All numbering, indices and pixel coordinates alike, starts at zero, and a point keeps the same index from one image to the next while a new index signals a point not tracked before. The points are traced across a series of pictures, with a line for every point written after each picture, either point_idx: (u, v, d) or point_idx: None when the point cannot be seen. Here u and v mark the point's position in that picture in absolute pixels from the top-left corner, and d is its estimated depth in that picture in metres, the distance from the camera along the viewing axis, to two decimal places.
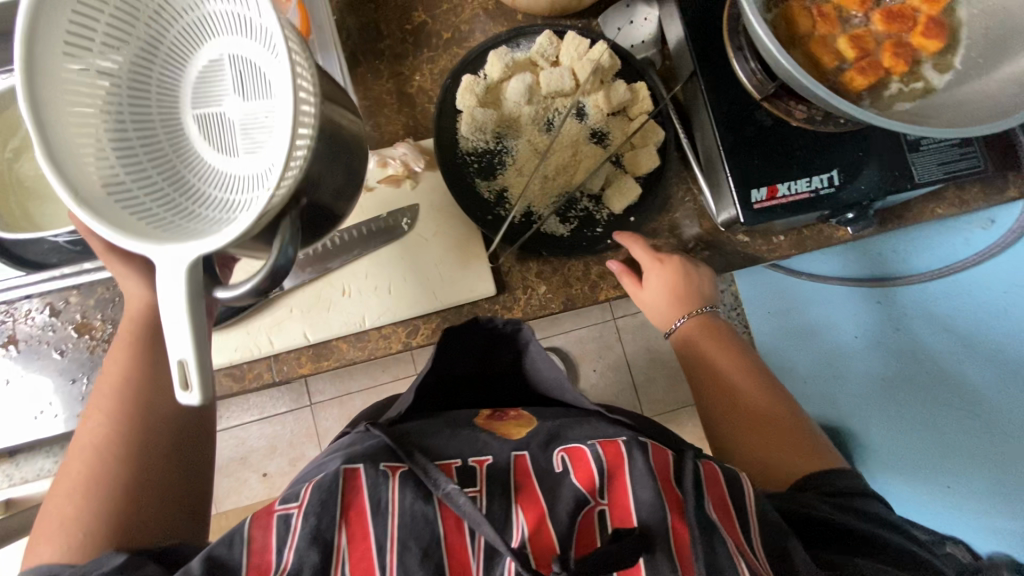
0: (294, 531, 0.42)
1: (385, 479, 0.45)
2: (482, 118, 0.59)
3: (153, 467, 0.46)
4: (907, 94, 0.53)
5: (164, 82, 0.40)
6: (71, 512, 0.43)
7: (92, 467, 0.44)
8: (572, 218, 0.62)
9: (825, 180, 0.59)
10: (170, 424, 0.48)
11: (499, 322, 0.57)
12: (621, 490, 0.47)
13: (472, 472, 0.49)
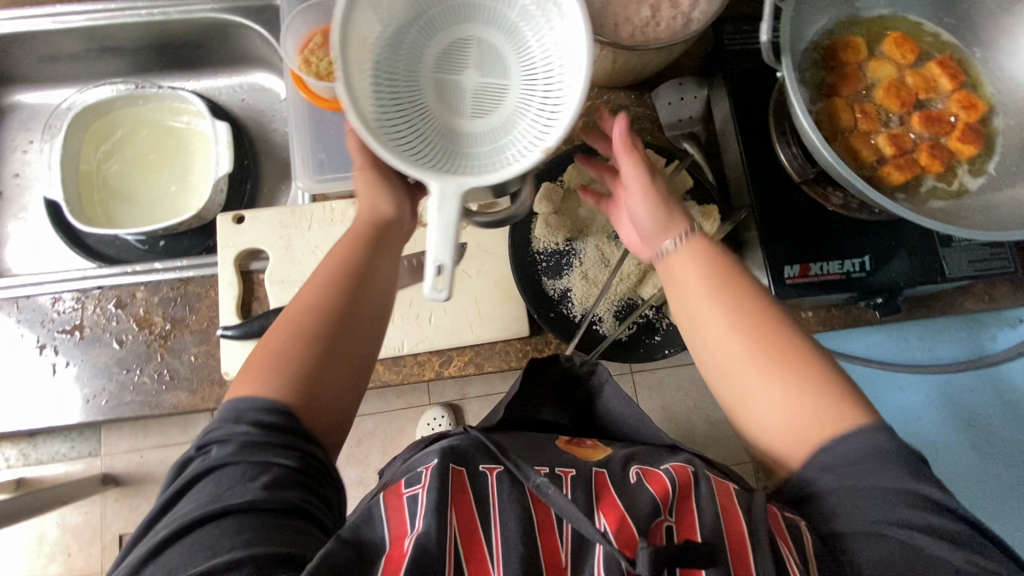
0: (421, 507, 0.45)
1: (484, 476, 0.49)
2: (555, 223, 0.66)
3: (338, 382, 0.43)
4: (941, 192, 0.56)
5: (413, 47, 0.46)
6: (273, 361, 0.42)
7: (293, 326, 0.43)
8: (632, 323, 0.65)
9: (856, 265, 0.61)
10: (366, 331, 0.45)
11: (575, 361, 0.61)
12: (689, 510, 0.47)
13: (558, 478, 0.50)
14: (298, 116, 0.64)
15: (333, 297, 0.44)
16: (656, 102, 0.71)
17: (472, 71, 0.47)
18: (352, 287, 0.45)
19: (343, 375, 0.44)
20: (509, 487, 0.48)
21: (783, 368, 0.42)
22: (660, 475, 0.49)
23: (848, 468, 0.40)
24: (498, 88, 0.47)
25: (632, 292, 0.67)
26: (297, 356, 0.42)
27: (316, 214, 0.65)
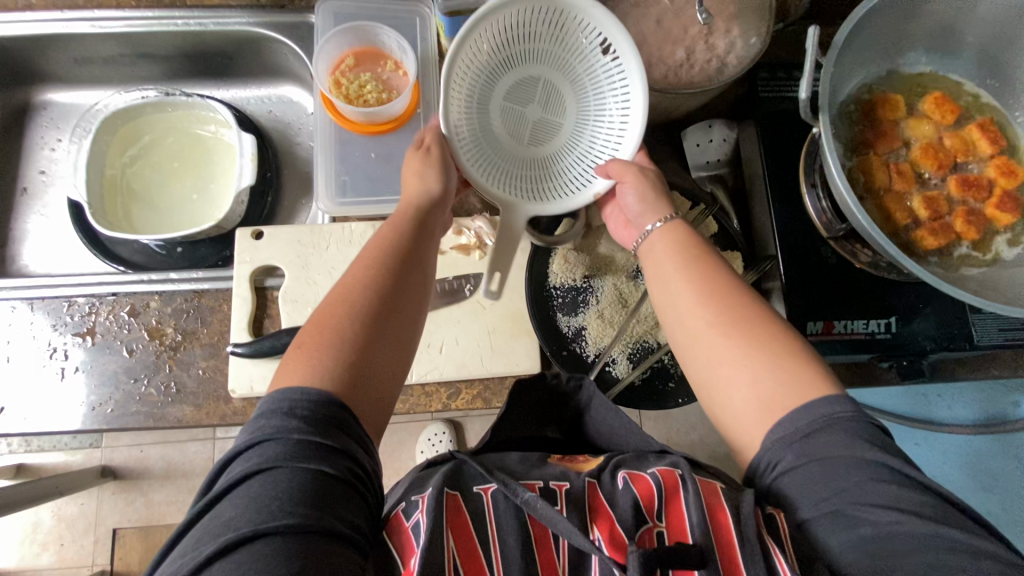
0: (421, 531, 0.41)
1: (479, 497, 0.45)
2: (574, 260, 0.65)
3: (382, 353, 0.44)
4: (974, 260, 0.55)
5: (488, 66, 0.57)
6: (322, 342, 0.42)
7: (341, 314, 0.43)
8: (647, 368, 0.64)
9: (881, 325, 0.60)
10: (407, 308, 0.47)
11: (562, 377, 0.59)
12: (677, 512, 0.43)
13: (551, 493, 0.45)
14: (324, 137, 0.64)
15: (380, 274, 0.47)
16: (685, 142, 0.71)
17: (543, 107, 0.60)
18: (396, 266, 0.48)
19: (389, 349, 0.44)
20: (502, 505, 0.44)
21: (738, 329, 0.45)
22: (645, 478, 0.45)
23: (801, 437, 0.40)
24: (554, 125, 0.60)
25: (648, 334, 0.66)
26: (345, 338, 0.42)
27: (334, 234, 0.64)
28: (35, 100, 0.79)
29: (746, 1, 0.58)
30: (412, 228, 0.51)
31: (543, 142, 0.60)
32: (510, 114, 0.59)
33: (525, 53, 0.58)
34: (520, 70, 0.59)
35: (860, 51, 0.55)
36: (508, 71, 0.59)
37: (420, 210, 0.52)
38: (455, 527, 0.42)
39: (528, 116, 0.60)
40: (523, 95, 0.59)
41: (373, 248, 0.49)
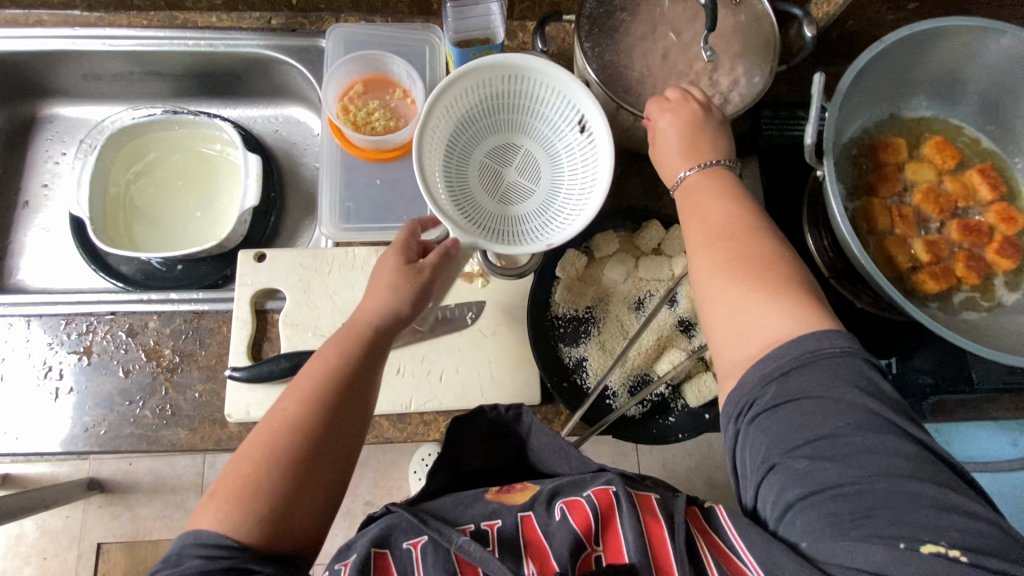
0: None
1: (409, 549, 0.47)
2: (577, 290, 0.65)
3: (323, 454, 0.45)
4: (975, 304, 0.55)
5: (464, 126, 0.59)
6: (240, 488, 0.42)
7: (269, 445, 0.44)
8: (646, 401, 0.64)
9: (881, 365, 0.60)
10: (343, 420, 0.47)
11: (500, 408, 0.58)
12: (612, 539, 0.46)
13: (484, 534, 0.49)
14: (330, 163, 0.64)
15: (311, 404, 0.46)
16: None
17: (514, 169, 0.62)
18: (340, 393, 0.47)
19: (333, 448, 0.45)
20: (432, 554, 0.46)
21: (734, 266, 0.45)
22: (581, 504, 0.48)
23: (781, 374, 0.40)
24: (527, 185, 0.61)
25: (648, 367, 0.65)
26: (267, 470, 0.43)
27: (336, 259, 0.64)
28: (41, 113, 0.79)
29: (750, 41, 0.59)
30: (363, 349, 0.49)
31: (514, 200, 0.61)
32: (484, 173, 0.61)
33: (486, 125, 0.60)
34: (483, 141, 0.61)
35: (864, 96, 0.56)
36: (475, 144, 0.61)
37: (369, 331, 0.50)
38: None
39: (503, 175, 0.61)
40: (498, 157, 0.61)
41: (314, 372, 0.48)
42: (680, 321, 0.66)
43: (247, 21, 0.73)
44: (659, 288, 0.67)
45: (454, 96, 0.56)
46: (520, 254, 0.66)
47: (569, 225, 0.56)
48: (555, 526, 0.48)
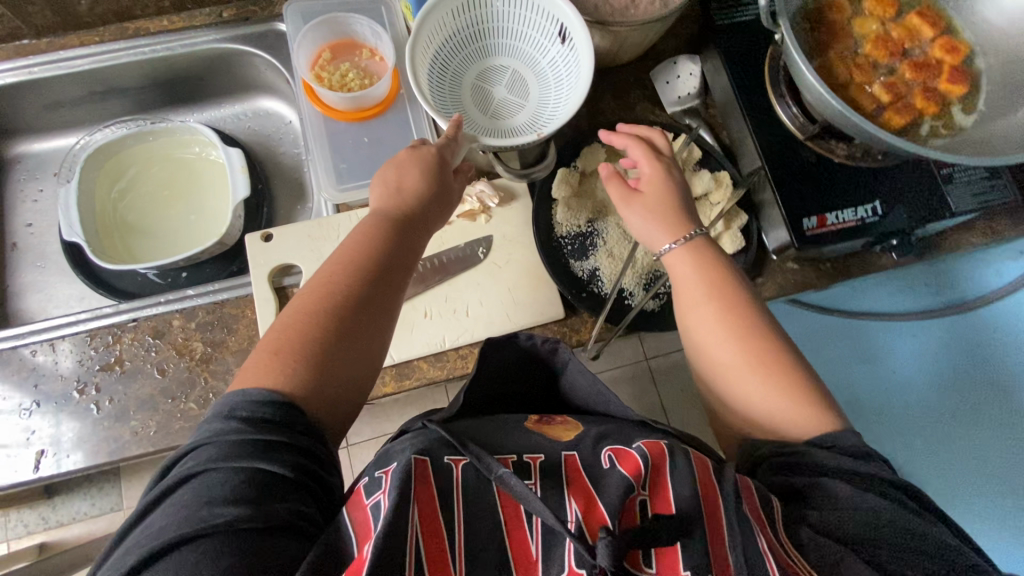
0: (381, 516, 0.39)
1: (450, 469, 0.44)
2: (576, 206, 0.68)
3: (366, 325, 0.49)
4: (939, 131, 0.60)
5: (452, 54, 0.64)
6: (286, 350, 0.45)
7: (310, 319, 0.47)
8: (662, 294, 0.67)
9: (869, 210, 0.64)
10: (378, 303, 0.50)
11: (536, 339, 0.59)
12: (662, 482, 0.46)
13: (526, 466, 0.47)
14: (315, 133, 0.65)
15: (349, 275, 0.50)
16: (655, 84, 0.74)
17: (500, 93, 0.66)
18: (377, 270, 0.51)
19: (374, 325, 0.49)
20: (477, 484, 0.44)
21: (763, 368, 0.51)
22: (631, 454, 0.47)
23: (833, 467, 0.46)
24: (517, 100, 0.65)
25: (657, 264, 0.69)
26: (311, 339, 0.46)
27: (342, 224, 0.66)
28: (9, 154, 0.78)
29: None
30: (394, 232, 0.54)
31: (505, 115, 0.65)
32: (475, 95, 0.65)
33: (464, 56, 0.65)
34: (464, 72, 0.65)
35: None
36: (463, 69, 0.65)
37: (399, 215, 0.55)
38: (422, 492, 0.42)
39: (492, 95, 0.66)
40: (487, 80, 0.66)
41: (351, 245, 0.53)
42: None
43: (199, 18, 0.73)
44: None
45: (439, 21, 0.61)
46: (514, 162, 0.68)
47: (557, 118, 0.60)
48: (604, 471, 0.47)
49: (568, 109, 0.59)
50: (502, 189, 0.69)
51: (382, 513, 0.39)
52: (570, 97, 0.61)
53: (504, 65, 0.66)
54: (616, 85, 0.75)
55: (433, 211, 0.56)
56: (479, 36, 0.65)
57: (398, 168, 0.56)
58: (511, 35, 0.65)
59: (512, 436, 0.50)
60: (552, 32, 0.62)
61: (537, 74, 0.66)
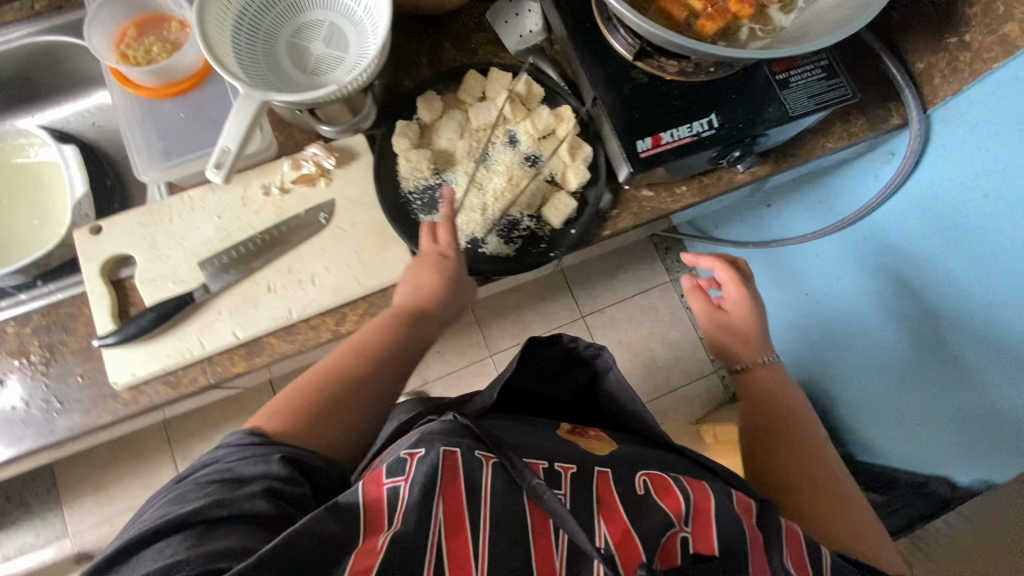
0: (401, 502, 0.46)
1: (480, 464, 0.50)
2: (417, 158, 0.65)
3: (360, 402, 0.53)
4: (757, 34, 0.58)
5: (261, 13, 0.61)
6: (287, 427, 0.50)
7: (309, 397, 0.52)
8: (516, 238, 0.66)
9: (704, 125, 0.62)
10: (374, 389, 0.55)
11: (582, 346, 0.78)
12: (704, 524, 0.56)
13: (558, 476, 0.57)
14: (131, 115, 0.63)
15: (347, 367, 0.55)
16: (493, 23, 0.71)
17: (320, 49, 0.63)
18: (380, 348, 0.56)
19: (361, 398, 0.54)
20: (498, 475, 0.50)
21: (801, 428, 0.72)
22: (674, 494, 0.57)
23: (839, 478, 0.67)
24: (338, 54, 0.63)
25: (508, 208, 0.67)
26: (311, 414, 0.51)
27: (174, 208, 0.64)
28: None
29: None
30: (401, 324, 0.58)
31: (328, 71, 0.62)
32: (294, 55, 0.63)
33: (277, 13, 0.62)
34: (279, 31, 0.62)
35: None
36: (277, 28, 0.62)
37: (413, 311, 0.58)
38: (450, 492, 0.48)
39: (313, 52, 0.63)
40: (305, 37, 0.63)
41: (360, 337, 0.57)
42: (526, 157, 0.69)
43: (7, 12, 0.69)
44: (497, 135, 0.69)
45: None
46: (341, 112, 0.63)
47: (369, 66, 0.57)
48: (641, 496, 0.58)
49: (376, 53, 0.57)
50: (339, 149, 0.66)
51: (403, 500, 0.46)
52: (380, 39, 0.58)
53: (321, 17, 0.63)
54: (454, 32, 0.72)
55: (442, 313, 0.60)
56: None
57: (416, 275, 0.59)
58: None
59: (548, 448, 0.61)
60: None
61: (355, 22, 0.63)
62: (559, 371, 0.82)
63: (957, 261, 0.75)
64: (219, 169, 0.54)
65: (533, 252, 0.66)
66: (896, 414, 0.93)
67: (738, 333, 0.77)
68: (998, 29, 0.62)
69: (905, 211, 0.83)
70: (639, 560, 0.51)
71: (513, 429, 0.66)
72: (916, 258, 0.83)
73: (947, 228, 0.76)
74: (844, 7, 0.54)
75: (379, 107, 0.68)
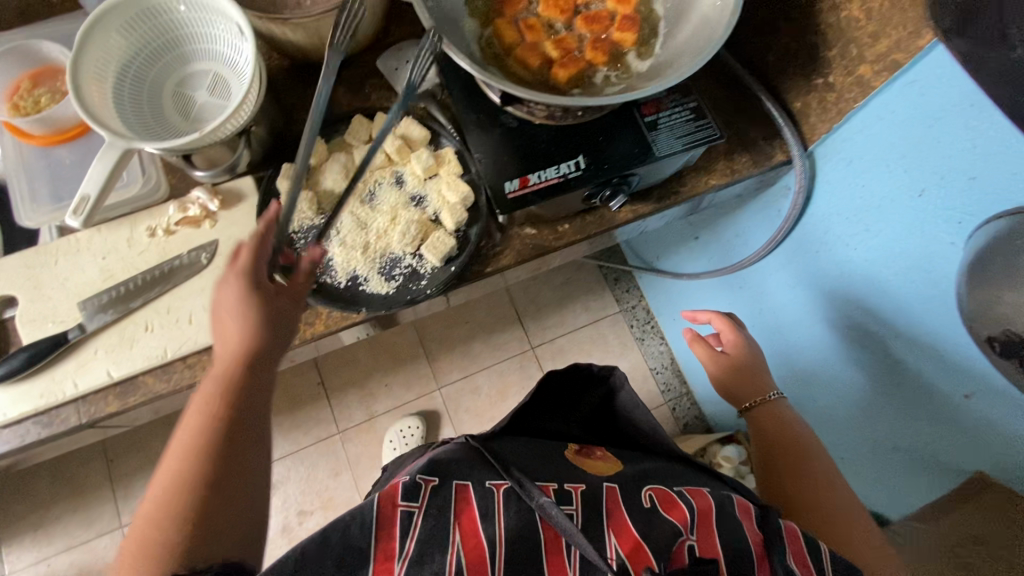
0: (412, 531, 0.59)
1: (493, 492, 0.64)
2: (298, 200, 0.67)
3: (231, 482, 0.51)
4: (613, 79, 0.61)
5: (144, 65, 0.64)
6: (161, 554, 0.47)
7: (171, 516, 0.49)
8: (397, 276, 0.67)
9: (571, 166, 0.64)
10: (248, 462, 0.52)
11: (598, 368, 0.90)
12: (706, 535, 0.64)
13: (569, 494, 0.68)
14: (30, 163, 0.66)
15: (192, 465, 0.50)
16: (383, 71, 0.74)
17: (204, 98, 0.66)
18: (222, 423, 0.52)
19: (235, 472, 0.51)
20: (511, 500, 0.64)
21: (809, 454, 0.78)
22: (680, 509, 0.67)
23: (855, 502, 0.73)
24: (221, 101, 0.66)
25: (391, 246, 0.68)
26: (188, 533, 0.48)
27: (60, 249, 0.66)
28: None
29: None
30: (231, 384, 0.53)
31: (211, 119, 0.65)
32: (179, 103, 0.66)
33: (162, 65, 0.66)
34: (164, 81, 0.66)
35: None
36: (161, 79, 0.65)
37: (239, 373, 0.53)
38: (464, 520, 0.61)
39: (197, 101, 0.66)
40: (190, 87, 0.66)
41: (194, 412, 0.53)
42: (411, 197, 0.70)
43: None
44: (384, 175, 0.71)
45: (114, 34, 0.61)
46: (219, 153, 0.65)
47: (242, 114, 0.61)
48: (647, 510, 0.67)
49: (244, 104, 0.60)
50: (225, 191, 0.68)
51: (415, 524, 0.60)
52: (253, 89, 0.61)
53: (205, 68, 0.67)
54: (348, 78, 0.75)
55: (272, 354, 0.55)
56: (172, 43, 0.65)
57: (221, 294, 0.53)
58: (204, 38, 0.65)
59: (562, 472, 0.72)
60: (234, 32, 0.63)
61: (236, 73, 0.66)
62: (572, 398, 0.90)
63: (872, 285, 0.76)
64: (80, 214, 0.57)
65: (415, 290, 0.67)
66: (856, 453, 0.89)
67: (745, 376, 0.85)
68: (855, 71, 0.64)
69: (813, 238, 0.84)
70: (650, 565, 0.60)
71: (535, 447, 0.77)
72: (830, 283, 0.84)
73: (874, 265, 0.74)
74: (683, 56, 0.57)
75: (267, 150, 0.70)
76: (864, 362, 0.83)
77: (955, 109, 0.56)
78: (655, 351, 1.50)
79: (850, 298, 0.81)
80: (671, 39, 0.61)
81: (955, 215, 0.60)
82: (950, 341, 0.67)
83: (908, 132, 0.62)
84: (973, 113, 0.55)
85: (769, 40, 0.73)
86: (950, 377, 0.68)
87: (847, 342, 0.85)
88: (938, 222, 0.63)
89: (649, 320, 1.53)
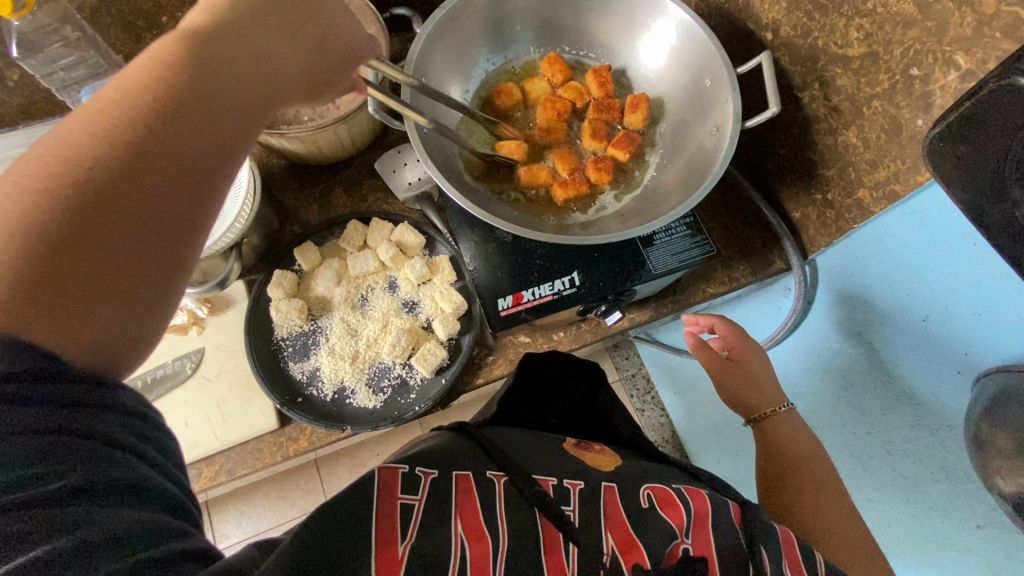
0: (416, 518, 0.42)
1: (492, 482, 0.49)
2: (288, 308, 0.65)
3: (161, 163, 0.33)
4: (612, 197, 0.66)
5: None
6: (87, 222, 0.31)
7: (71, 236, 0.30)
8: (385, 387, 0.65)
9: (565, 282, 0.64)
10: (167, 270, 0.34)
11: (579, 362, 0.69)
12: (703, 536, 0.50)
13: (567, 492, 0.51)
14: None
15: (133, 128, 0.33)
16: (381, 171, 0.72)
17: None
18: (207, 107, 0.35)
19: (166, 184, 0.34)
20: (512, 495, 0.48)
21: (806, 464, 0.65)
22: (677, 506, 0.52)
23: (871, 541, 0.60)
24: None
25: (379, 354, 0.66)
26: (46, 286, 0.30)
27: None
28: None
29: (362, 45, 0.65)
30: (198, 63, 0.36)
31: None
32: None
33: None
34: None
35: (448, 50, 0.63)
36: None
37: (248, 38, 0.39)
38: (465, 502, 0.46)
39: None
40: None
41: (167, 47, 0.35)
42: (404, 303, 0.69)
43: None
44: (378, 279, 0.70)
45: None
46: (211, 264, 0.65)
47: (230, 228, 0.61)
48: (645, 514, 0.52)
49: (237, 224, 0.61)
50: (215, 297, 0.68)
51: (417, 517, 0.42)
52: (243, 210, 0.61)
53: None
54: (347, 178, 0.75)
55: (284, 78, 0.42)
56: None
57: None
58: None
59: (558, 464, 0.56)
60: None
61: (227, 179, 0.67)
62: (552, 389, 0.67)
63: (869, 400, 0.74)
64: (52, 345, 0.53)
65: (407, 401, 0.65)
66: None
67: (755, 381, 0.72)
68: (853, 193, 0.63)
69: (808, 339, 0.84)
70: (642, 564, 0.45)
71: (512, 437, 0.59)
72: (822, 390, 0.82)
73: (875, 380, 0.72)
74: (676, 184, 0.60)
75: (260, 253, 0.70)
76: (865, 472, 0.77)
77: (954, 245, 0.55)
78: (655, 424, 1.38)
79: (842, 410, 0.79)
80: (669, 163, 0.64)
81: (962, 345, 0.59)
82: (959, 474, 0.65)
83: (909, 257, 0.61)
84: (975, 252, 0.54)
85: (768, 151, 0.74)
86: (959, 507, 0.66)
87: (845, 450, 0.80)
88: (944, 348, 0.61)
89: (649, 390, 1.41)
